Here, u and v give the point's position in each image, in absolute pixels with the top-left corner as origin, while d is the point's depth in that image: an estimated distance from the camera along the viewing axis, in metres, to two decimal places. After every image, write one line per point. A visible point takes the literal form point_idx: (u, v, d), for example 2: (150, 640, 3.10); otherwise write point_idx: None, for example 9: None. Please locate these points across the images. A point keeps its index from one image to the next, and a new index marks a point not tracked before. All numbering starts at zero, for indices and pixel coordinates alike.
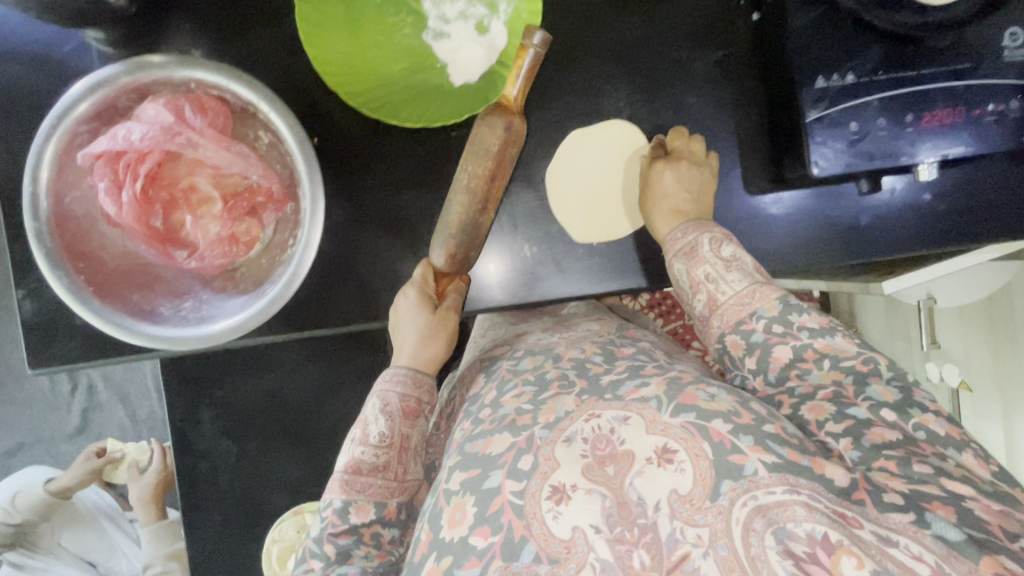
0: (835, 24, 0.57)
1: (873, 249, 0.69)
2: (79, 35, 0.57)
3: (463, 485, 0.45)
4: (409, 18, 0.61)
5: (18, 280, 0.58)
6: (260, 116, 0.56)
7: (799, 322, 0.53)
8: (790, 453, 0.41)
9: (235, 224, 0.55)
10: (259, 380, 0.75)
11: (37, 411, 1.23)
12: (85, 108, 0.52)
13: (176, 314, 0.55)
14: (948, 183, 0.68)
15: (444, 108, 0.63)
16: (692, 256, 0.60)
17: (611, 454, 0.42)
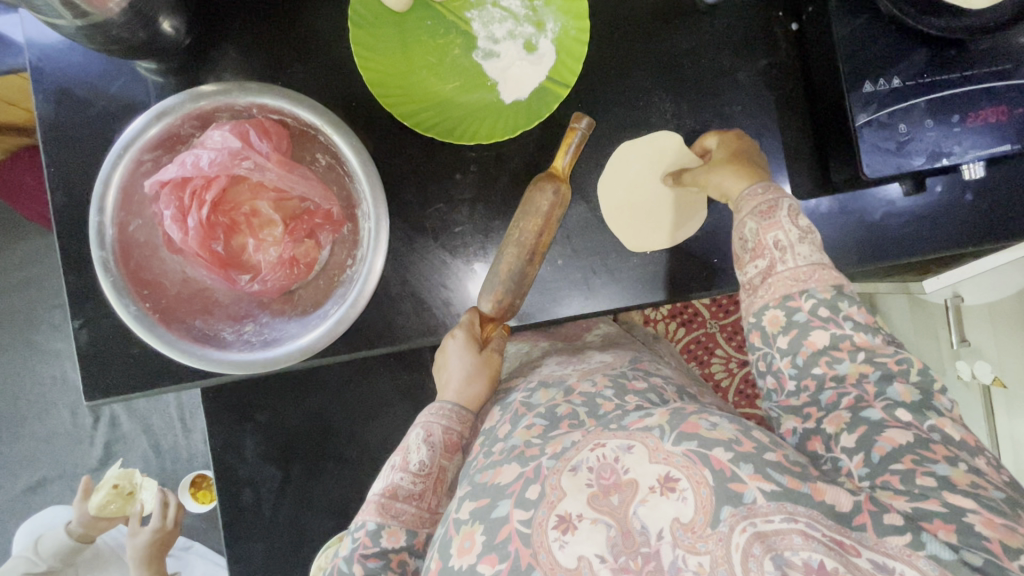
0: (883, 27, 0.55)
1: (918, 248, 0.67)
2: (132, 66, 0.64)
3: (472, 514, 0.46)
4: (460, 39, 0.65)
5: (76, 310, 0.65)
6: (319, 140, 0.63)
7: (847, 312, 0.53)
8: (790, 479, 0.40)
9: (295, 246, 0.61)
10: (314, 399, 0.80)
11: (65, 446, 1.28)
12: (153, 133, 0.58)
13: (238, 338, 0.62)
14: (992, 181, 0.66)
15: (493, 124, 0.65)
16: (767, 216, 0.56)
17: (615, 483, 0.42)
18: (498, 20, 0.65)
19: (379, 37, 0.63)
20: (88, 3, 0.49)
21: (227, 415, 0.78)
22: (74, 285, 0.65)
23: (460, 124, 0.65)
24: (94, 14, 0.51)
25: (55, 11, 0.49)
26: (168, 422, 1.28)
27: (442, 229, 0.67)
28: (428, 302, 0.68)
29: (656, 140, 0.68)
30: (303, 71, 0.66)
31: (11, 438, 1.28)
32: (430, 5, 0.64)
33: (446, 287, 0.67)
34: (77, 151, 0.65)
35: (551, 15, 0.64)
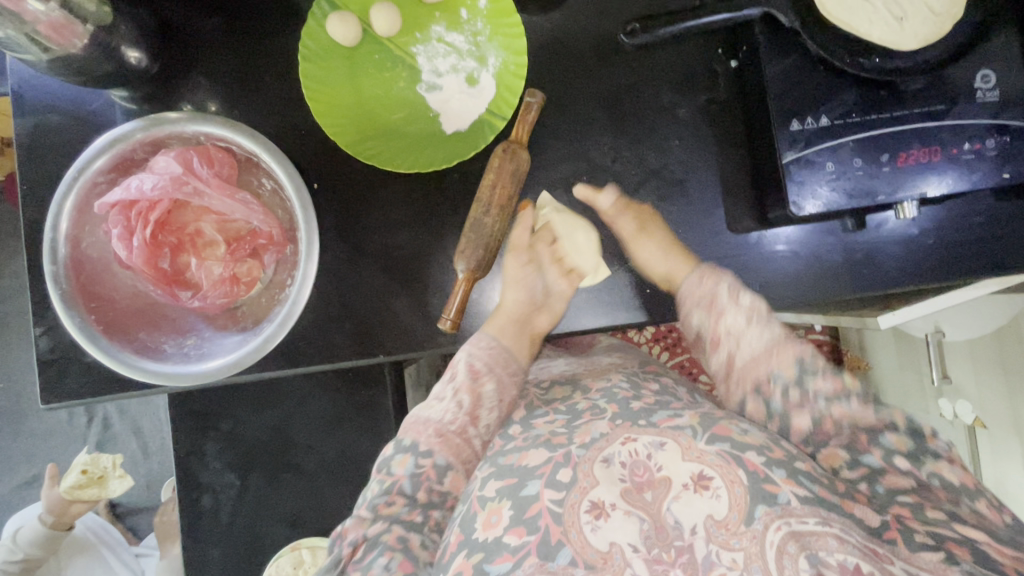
0: (810, 69, 0.55)
1: (864, 283, 0.63)
2: (106, 94, 0.61)
3: (499, 492, 0.49)
4: (405, 72, 0.62)
5: (38, 317, 0.58)
6: (263, 165, 0.57)
7: (816, 386, 0.57)
8: (820, 490, 0.45)
9: (237, 265, 0.56)
10: (272, 411, 0.77)
11: (59, 444, 1.30)
12: (103, 162, 0.54)
13: (178, 351, 0.56)
14: (936, 217, 0.62)
15: (435, 155, 0.60)
16: (712, 309, 0.62)
17: (649, 480, 0.46)
18: (443, 55, 0.62)
19: (306, 60, 0.58)
20: (52, 39, 0.49)
21: (187, 425, 0.75)
22: (36, 296, 0.59)
23: (385, 154, 0.60)
24: (58, 50, 0.50)
25: (21, 46, 0.49)
26: (158, 425, 1.30)
27: (399, 252, 0.61)
28: (373, 323, 0.61)
29: (581, 183, 0.63)
30: (276, 96, 0.62)
31: (10, 435, 1.31)
32: (377, 39, 0.61)
33: (395, 308, 0.61)
34: (47, 168, 0.61)
35: (493, 50, 0.61)
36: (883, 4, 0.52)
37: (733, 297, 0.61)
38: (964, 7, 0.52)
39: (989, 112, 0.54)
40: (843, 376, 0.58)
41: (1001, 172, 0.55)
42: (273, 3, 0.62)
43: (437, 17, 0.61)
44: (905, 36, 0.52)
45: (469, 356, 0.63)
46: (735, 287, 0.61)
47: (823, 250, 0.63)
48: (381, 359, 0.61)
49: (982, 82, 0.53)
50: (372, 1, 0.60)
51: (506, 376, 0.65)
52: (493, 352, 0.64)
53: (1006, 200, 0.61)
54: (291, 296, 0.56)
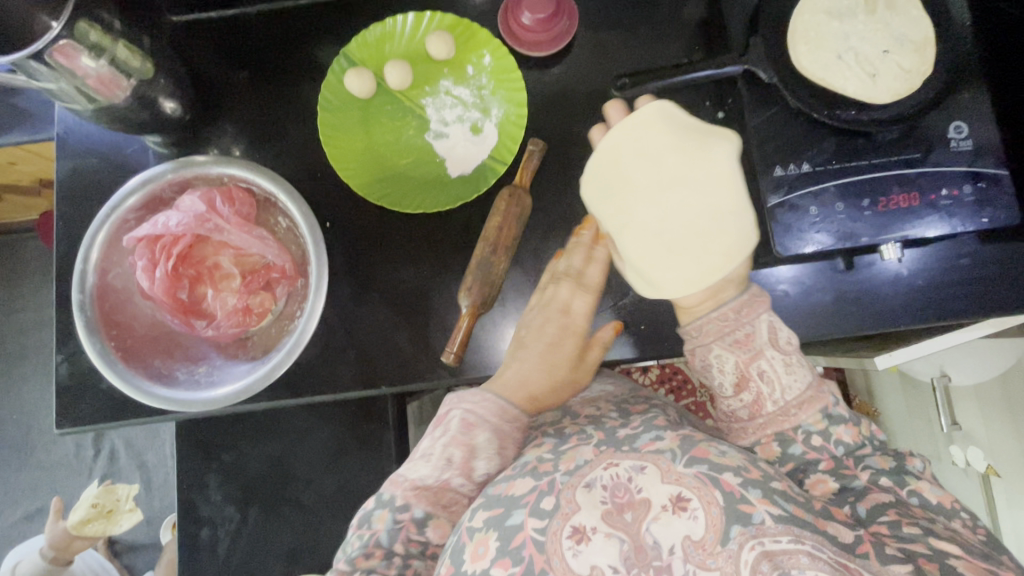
0: (790, 120, 0.59)
1: (858, 323, 0.64)
2: (140, 140, 0.67)
3: (486, 522, 0.48)
4: (414, 122, 0.67)
5: (59, 344, 0.62)
6: (280, 204, 0.62)
7: (837, 435, 0.53)
8: (796, 508, 0.44)
9: (250, 296, 0.60)
10: (275, 442, 0.78)
11: (64, 477, 1.31)
12: (135, 200, 0.59)
13: (189, 378, 0.59)
14: (927, 260, 0.63)
15: (440, 197, 0.64)
16: (744, 348, 0.55)
17: (629, 502, 0.45)
18: (450, 106, 0.67)
19: (326, 112, 0.64)
20: (98, 90, 0.54)
21: (193, 454, 0.77)
22: (60, 323, 0.62)
23: (393, 196, 0.64)
24: (101, 100, 0.55)
25: (70, 97, 0.54)
26: (162, 459, 1.30)
27: (401, 287, 0.64)
28: (376, 354, 0.63)
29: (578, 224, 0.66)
30: (294, 140, 0.67)
31: (18, 466, 1.32)
32: (389, 92, 0.66)
33: (397, 340, 0.63)
34: (82, 206, 0.66)
35: (496, 102, 0.66)
36: (855, 64, 0.57)
37: (771, 335, 0.55)
38: (933, 63, 0.57)
39: (964, 160, 0.56)
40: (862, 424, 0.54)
41: (980, 217, 0.57)
42: (296, 60, 0.68)
43: (445, 73, 0.67)
44: (878, 91, 0.56)
45: (462, 410, 0.56)
46: (776, 325, 0.55)
47: (811, 293, 0.64)
48: (382, 391, 0.63)
49: (955, 132, 0.57)
50: (387, 59, 0.66)
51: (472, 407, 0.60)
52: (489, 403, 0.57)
53: (994, 242, 0.62)
54: (300, 326, 0.58)
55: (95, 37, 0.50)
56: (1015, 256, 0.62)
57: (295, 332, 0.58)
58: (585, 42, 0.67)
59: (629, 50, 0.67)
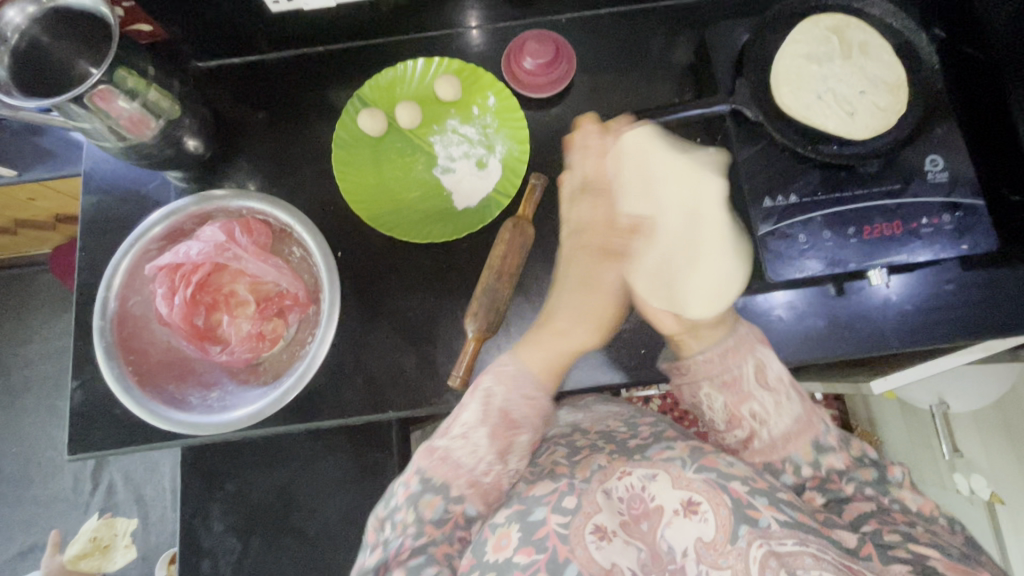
0: (777, 155, 0.63)
1: (853, 347, 0.65)
2: (163, 175, 0.71)
3: (509, 517, 0.53)
4: (422, 158, 0.71)
5: (75, 372, 0.63)
6: (295, 235, 0.65)
7: (830, 462, 0.55)
8: (800, 515, 0.48)
9: (264, 323, 0.62)
10: (280, 470, 0.79)
11: (60, 512, 1.29)
12: (157, 230, 0.63)
13: (202, 403, 0.60)
14: (914, 285, 0.65)
15: (446, 227, 0.67)
16: (733, 390, 0.58)
17: (644, 511, 0.51)
18: (456, 143, 0.71)
19: (340, 149, 0.68)
20: (129, 130, 0.58)
21: (197, 483, 0.77)
22: (78, 350, 0.64)
23: (401, 226, 0.67)
24: (132, 139, 0.59)
25: (103, 137, 0.57)
26: (161, 493, 1.29)
27: (408, 313, 0.66)
28: (384, 379, 0.64)
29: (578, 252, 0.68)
30: (308, 175, 0.71)
31: (14, 500, 1.30)
32: (399, 131, 0.71)
33: (405, 365, 0.65)
34: (104, 238, 0.69)
35: (499, 140, 0.70)
36: (833, 103, 0.62)
37: (759, 373, 0.58)
38: (906, 101, 0.62)
39: (941, 191, 0.60)
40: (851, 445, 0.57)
41: (960, 244, 0.60)
42: (311, 102, 0.72)
43: (452, 113, 0.71)
44: (856, 127, 0.61)
45: (502, 398, 0.57)
46: (765, 363, 0.57)
47: (804, 317, 0.66)
48: (389, 416, 0.64)
49: (931, 165, 0.61)
50: (398, 100, 0.70)
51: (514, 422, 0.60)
52: (532, 401, 0.58)
53: (975, 269, 0.65)
54: (311, 351, 0.60)
55: (131, 81, 0.55)
56: (998, 282, 0.65)
57: (307, 357, 0.60)
58: (582, 85, 0.72)
59: (624, 91, 0.72)
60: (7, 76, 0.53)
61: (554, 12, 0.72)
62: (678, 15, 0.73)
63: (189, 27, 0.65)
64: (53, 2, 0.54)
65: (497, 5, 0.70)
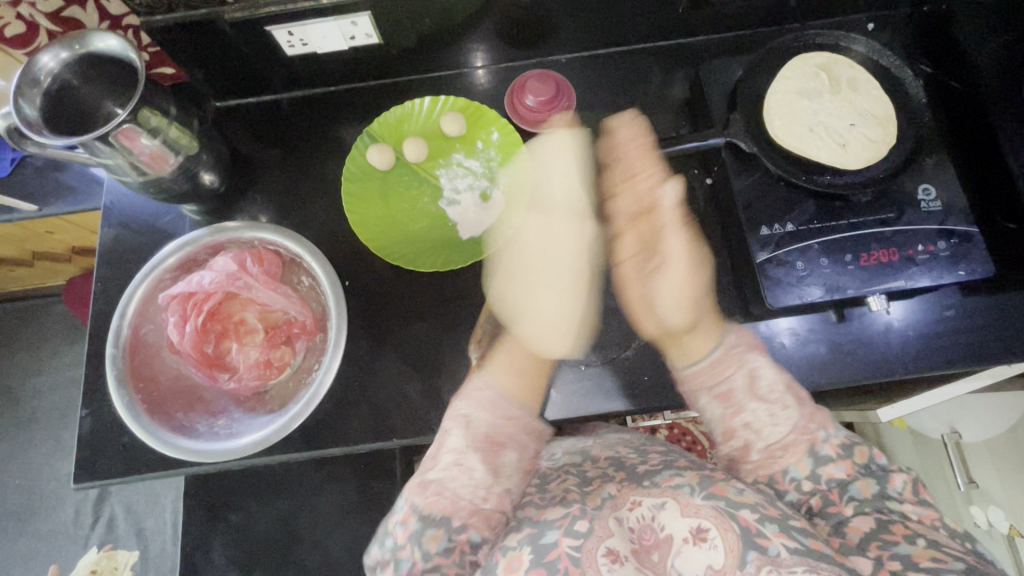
0: (773, 185, 0.64)
1: (860, 373, 0.64)
2: (179, 209, 0.73)
3: (520, 541, 0.52)
4: (429, 191, 0.73)
5: (85, 400, 0.64)
6: (304, 264, 0.67)
7: (828, 473, 0.56)
8: (813, 542, 0.47)
9: (272, 350, 0.63)
10: (283, 502, 0.78)
11: (60, 547, 1.27)
12: (173, 260, 0.65)
13: (209, 430, 0.61)
14: (917, 311, 0.65)
15: (453, 256, 0.69)
16: (729, 402, 0.63)
17: (654, 541, 0.50)
18: (462, 176, 0.73)
19: (349, 182, 0.71)
20: (148, 165, 0.60)
21: (200, 514, 0.77)
22: (89, 378, 0.65)
23: (409, 256, 0.69)
24: (152, 174, 0.62)
25: (124, 171, 0.60)
26: (161, 526, 1.27)
27: (413, 341, 0.67)
28: (388, 407, 0.65)
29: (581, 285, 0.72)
30: (318, 207, 0.73)
31: (13, 534, 1.29)
32: (407, 166, 0.73)
33: (409, 393, 0.65)
34: (120, 268, 0.72)
35: (503, 173, 0.72)
36: (826, 136, 0.65)
37: (752, 380, 0.62)
38: (897, 134, 0.64)
39: (936, 219, 0.62)
40: (854, 455, 0.57)
41: (958, 269, 0.61)
42: (323, 138, 0.76)
43: (458, 148, 0.74)
44: (849, 158, 0.63)
45: (485, 422, 0.61)
46: (756, 372, 0.63)
47: (806, 343, 0.65)
48: (393, 443, 0.64)
49: (924, 194, 0.63)
50: (406, 136, 0.74)
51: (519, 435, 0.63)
52: (515, 421, 0.63)
53: (974, 295, 0.65)
54: (318, 379, 0.61)
55: (155, 120, 0.57)
56: (1000, 306, 0.65)
57: (314, 384, 0.61)
58: (583, 120, 0.75)
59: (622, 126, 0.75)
60: (40, 116, 0.56)
61: (554, 53, 0.76)
62: (673, 54, 0.76)
63: (207, 67, 0.69)
64: (86, 48, 0.57)
65: (500, 47, 0.73)
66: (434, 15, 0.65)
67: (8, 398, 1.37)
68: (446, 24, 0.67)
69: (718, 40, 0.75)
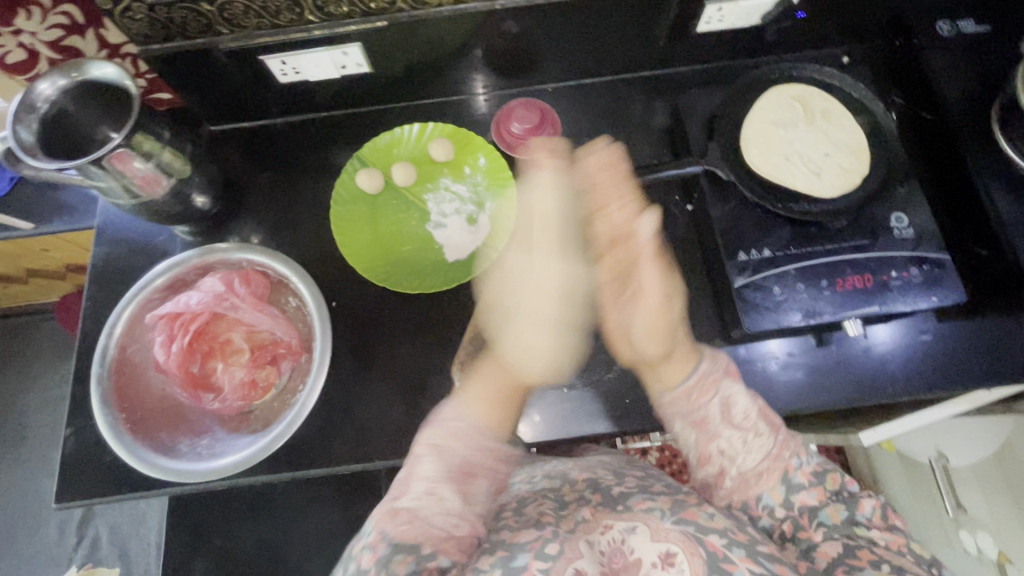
0: (750, 212, 0.66)
1: (839, 398, 0.65)
2: (170, 230, 0.75)
3: (492, 564, 0.51)
4: (417, 214, 0.74)
5: (69, 419, 0.64)
6: (292, 286, 0.68)
7: (801, 501, 0.57)
8: (778, 567, 0.49)
9: (257, 370, 0.64)
10: (265, 524, 0.78)
11: (41, 568, 1.26)
12: (161, 280, 0.66)
13: (192, 450, 0.61)
14: (894, 336, 0.66)
15: (438, 278, 0.70)
16: (703, 429, 0.61)
17: (623, 565, 0.49)
18: (449, 200, 0.74)
19: (338, 205, 0.72)
20: (141, 188, 0.62)
21: (181, 534, 0.76)
22: (73, 397, 0.66)
23: (395, 279, 0.70)
24: (144, 197, 0.63)
25: (115, 193, 0.61)
26: (144, 548, 1.26)
27: (396, 363, 0.68)
28: (370, 428, 0.65)
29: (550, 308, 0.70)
30: (307, 229, 0.74)
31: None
32: (395, 190, 0.75)
33: (391, 414, 0.66)
34: (109, 288, 0.73)
35: (490, 198, 0.74)
36: (802, 165, 0.67)
37: (725, 411, 0.60)
38: (870, 163, 0.66)
39: (909, 246, 0.63)
40: (826, 482, 0.59)
41: (931, 296, 0.62)
42: (314, 162, 0.77)
43: (445, 173, 0.76)
44: (823, 187, 0.65)
45: (461, 450, 0.60)
46: (730, 400, 0.60)
47: (785, 367, 0.66)
48: (374, 465, 0.64)
49: (897, 222, 0.64)
50: (395, 161, 0.75)
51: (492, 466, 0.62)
52: (485, 449, 0.62)
53: (950, 321, 0.66)
54: (302, 399, 0.62)
55: (148, 144, 0.59)
56: (975, 332, 0.66)
57: (298, 404, 0.62)
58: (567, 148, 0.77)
59: None
60: (35, 142, 0.57)
61: (540, 82, 0.78)
62: (655, 85, 0.78)
63: (203, 93, 0.71)
64: (83, 76, 0.58)
65: (487, 76, 0.76)
66: (422, 46, 0.68)
67: None
68: (434, 54, 0.70)
69: (699, 71, 0.78)
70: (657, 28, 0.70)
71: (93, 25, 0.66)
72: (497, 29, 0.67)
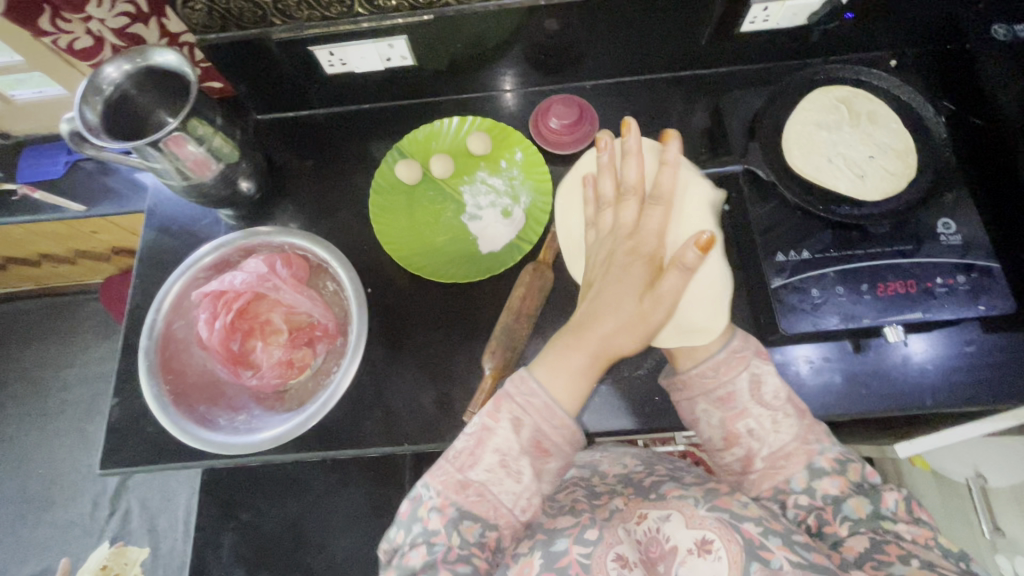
0: (789, 214, 0.65)
1: (877, 405, 0.63)
2: (216, 214, 0.78)
3: (531, 547, 0.53)
4: (453, 206, 0.75)
5: (116, 390, 0.67)
6: (330, 271, 0.70)
7: (824, 489, 0.54)
8: (816, 557, 0.47)
9: (294, 351, 0.66)
10: (291, 504, 0.80)
11: (75, 537, 1.30)
12: (208, 260, 0.69)
13: (229, 424, 0.64)
14: (936, 344, 0.65)
15: (471, 269, 0.71)
16: (729, 405, 0.56)
17: (660, 553, 0.50)
18: (484, 193, 0.75)
19: (377, 194, 0.74)
20: (193, 170, 0.64)
21: (213, 508, 0.79)
22: (121, 370, 0.69)
23: (431, 268, 0.71)
24: (195, 179, 0.66)
25: (168, 174, 0.63)
26: (173, 524, 1.30)
27: (428, 350, 0.69)
28: (402, 413, 0.66)
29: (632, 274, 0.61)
30: (346, 216, 0.76)
31: (33, 522, 1.33)
32: (433, 181, 0.76)
33: (422, 399, 0.66)
34: (157, 267, 0.76)
35: (525, 192, 0.74)
36: (844, 167, 0.66)
37: (755, 388, 0.56)
38: (916, 168, 0.65)
39: (956, 252, 0.62)
40: (850, 470, 0.55)
41: (977, 304, 0.61)
42: (355, 153, 0.79)
43: (482, 166, 0.77)
44: (867, 190, 0.64)
45: (493, 415, 0.57)
46: (760, 378, 0.56)
47: (820, 372, 0.65)
48: (404, 448, 0.65)
49: (944, 228, 0.63)
50: (433, 153, 0.77)
51: (537, 445, 0.60)
52: (562, 429, 0.52)
53: (997, 332, 0.64)
54: (335, 382, 0.63)
55: (202, 129, 0.61)
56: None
57: (331, 386, 0.63)
58: None
59: None
60: (98, 122, 0.61)
61: (580, 80, 0.79)
62: (694, 83, 0.78)
63: (252, 82, 0.73)
64: (147, 62, 0.61)
65: (528, 73, 0.77)
66: (466, 40, 0.69)
67: (40, 389, 1.42)
68: (477, 48, 0.71)
69: (739, 74, 0.78)
70: (699, 27, 0.70)
71: (157, 15, 0.70)
72: (539, 25, 0.68)
